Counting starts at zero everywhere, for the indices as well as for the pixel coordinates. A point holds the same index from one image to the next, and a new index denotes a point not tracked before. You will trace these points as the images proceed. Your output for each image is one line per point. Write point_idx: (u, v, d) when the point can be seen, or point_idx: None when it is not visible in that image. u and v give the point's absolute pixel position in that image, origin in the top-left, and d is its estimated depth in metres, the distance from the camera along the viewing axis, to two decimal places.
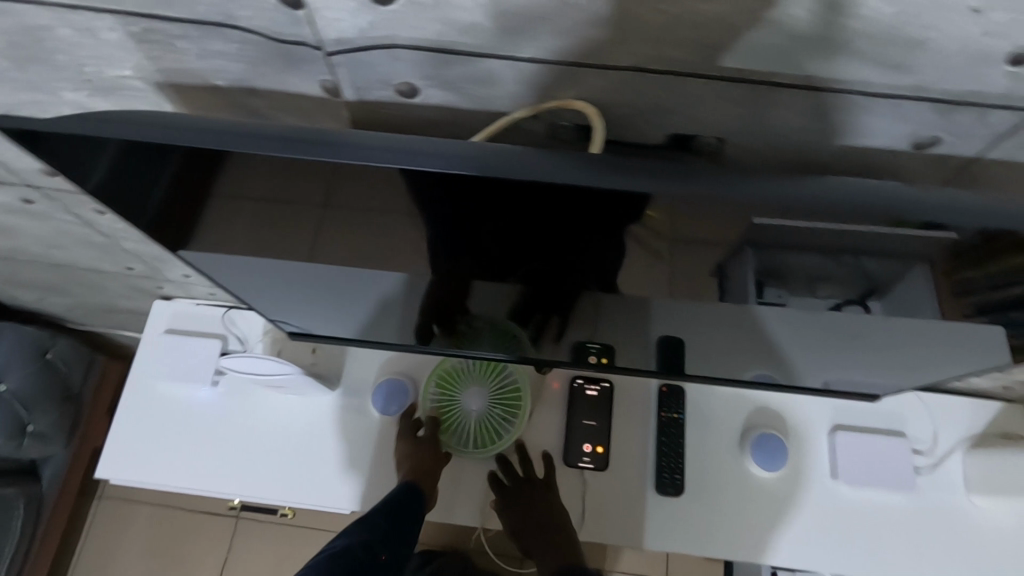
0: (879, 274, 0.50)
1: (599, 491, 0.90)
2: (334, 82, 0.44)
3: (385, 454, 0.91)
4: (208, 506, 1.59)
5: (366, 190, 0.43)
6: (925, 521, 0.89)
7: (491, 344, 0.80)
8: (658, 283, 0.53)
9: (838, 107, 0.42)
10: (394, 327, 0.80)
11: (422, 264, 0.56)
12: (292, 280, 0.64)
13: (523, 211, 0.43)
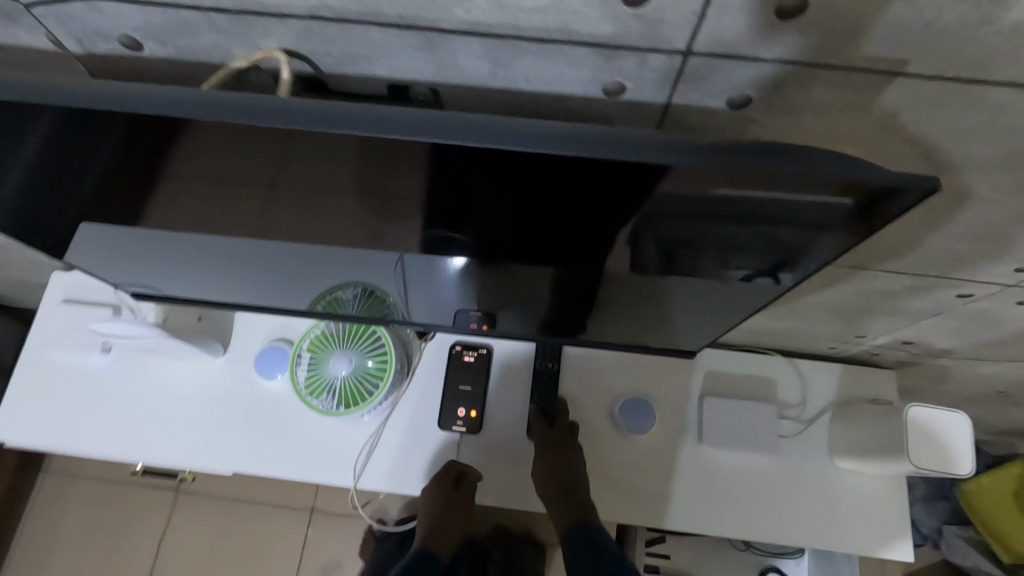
0: (786, 249, 0.52)
1: (502, 454, 0.92)
2: (58, 36, 0.50)
3: (275, 417, 0.93)
4: (151, 480, 1.63)
5: (322, 159, 0.44)
6: (797, 481, 0.90)
7: (391, 306, 0.81)
8: (579, 246, 0.55)
9: (498, 49, 0.45)
10: (311, 294, 0.81)
11: (359, 232, 0.59)
12: (212, 241, 0.65)
13: (476, 182, 0.45)
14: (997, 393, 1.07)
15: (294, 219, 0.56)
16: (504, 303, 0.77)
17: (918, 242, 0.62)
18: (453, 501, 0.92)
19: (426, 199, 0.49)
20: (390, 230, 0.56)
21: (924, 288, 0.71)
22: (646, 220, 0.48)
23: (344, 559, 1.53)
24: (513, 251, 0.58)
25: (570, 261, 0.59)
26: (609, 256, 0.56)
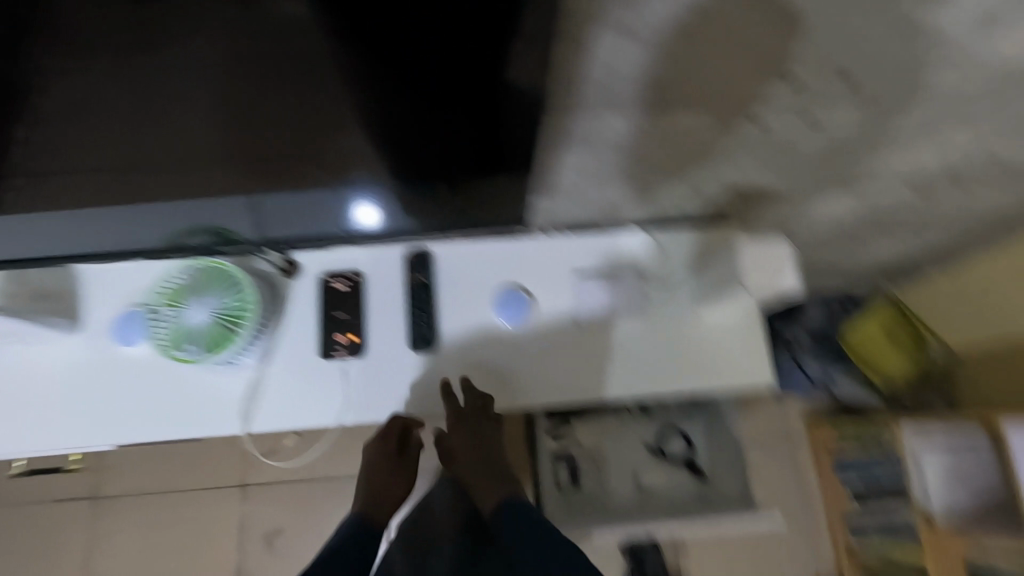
0: (612, 69, 0.58)
1: (390, 375, 0.92)
2: None
3: (146, 384, 0.89)
4: (61, 494, 1.52)
5: (190, 8, 0.45)
6: (665, 336, 0.97)
7: (266, 207, 0.81)
8: (446, 95, 0.58)
9: None
10: (186, 210, 0.80)
11: (234, 112, 0.60)
12: (76, 150, 0.63)
13: (344, 20, 0.47)
14: (844, 231, 1.17)
15: (188, 136, 0.63)
16: (377, 189, 0.79)
17: (710, 89, 0.62)
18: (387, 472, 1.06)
19: (299, 57, 0.52)
20: (266, 99, 0.58)
21: (740, 141, 0.75)
22: (502, 49, 0.52)
23: (284, 524, 1.52)
24: (392, 140, 0.67)
25: (442, 143, 0.69)
26: (473, 129, 0.66)
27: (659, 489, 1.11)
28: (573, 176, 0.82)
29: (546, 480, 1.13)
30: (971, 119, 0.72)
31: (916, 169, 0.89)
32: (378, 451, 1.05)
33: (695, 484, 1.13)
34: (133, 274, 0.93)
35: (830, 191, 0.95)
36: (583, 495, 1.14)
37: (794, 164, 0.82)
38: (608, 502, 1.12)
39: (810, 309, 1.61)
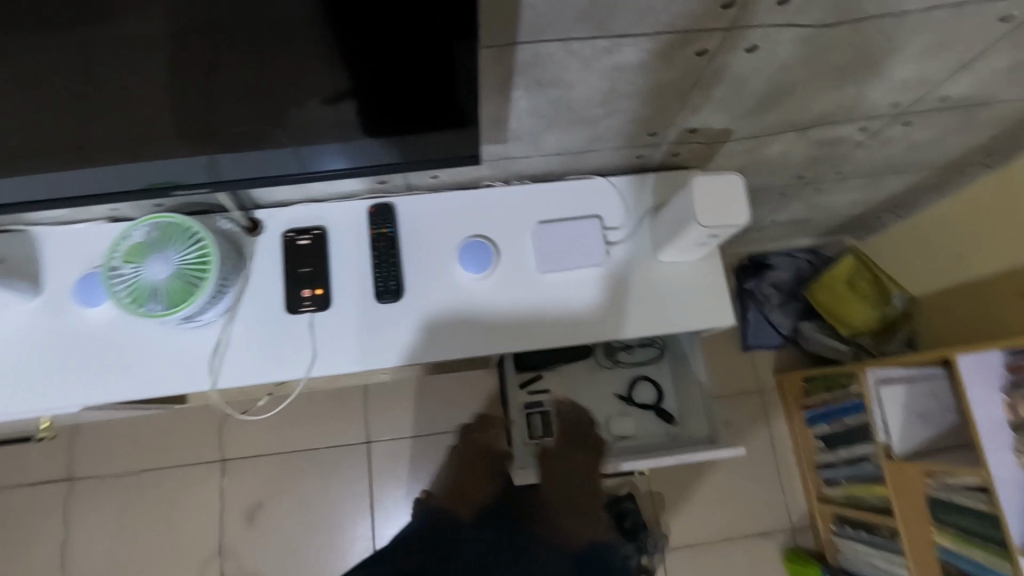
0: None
1: (354, 327, 0.93)
2: None
3: (109, 345, 0.89)
4: (38, 477, 1.51)
5: None
6: (628, 281, 0.99)
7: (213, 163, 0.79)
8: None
9: None
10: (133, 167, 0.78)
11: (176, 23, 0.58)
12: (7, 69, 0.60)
13: None
14: (797, 177, 1.20)
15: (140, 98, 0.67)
16: (330, 142, 0.79)
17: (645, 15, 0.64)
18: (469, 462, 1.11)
19: None
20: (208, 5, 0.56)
21: (687, 78, 0.77)
22: None
23: (265, 497, 1.53)
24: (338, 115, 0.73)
25: (385, 115, 0.74)
26: (414, 99, 0.72)
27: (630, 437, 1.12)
28: (525, 123, 0.83)
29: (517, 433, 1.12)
30: (901, 44, 0.76)
31: (861, 106, 0.91)
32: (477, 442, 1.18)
33: (664, 428, 1.15)
34: (92, 237, 0.92)
35: (781, 134, 0.97)
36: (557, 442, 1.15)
37: (742, 103, 0.84)
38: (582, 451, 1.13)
39: (777, 270, 1.68)
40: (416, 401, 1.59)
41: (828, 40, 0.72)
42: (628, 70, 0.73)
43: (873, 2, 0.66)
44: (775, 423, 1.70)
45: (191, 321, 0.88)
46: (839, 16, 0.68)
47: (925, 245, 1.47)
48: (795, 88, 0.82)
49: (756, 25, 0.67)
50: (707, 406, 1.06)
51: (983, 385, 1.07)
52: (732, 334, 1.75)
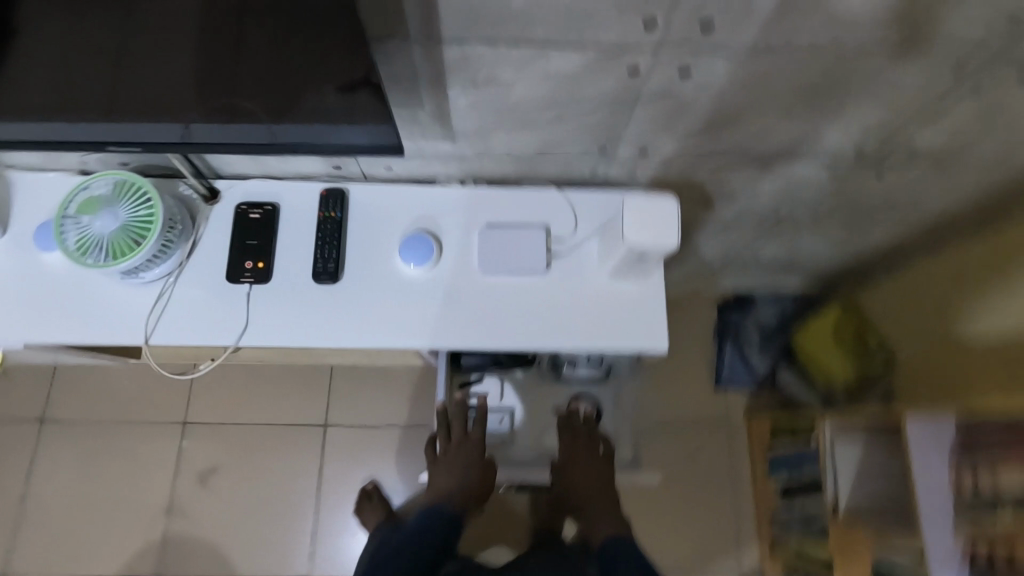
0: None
1: (289, 302, 0.95)
2: None
3: (57, 288, 0.94)
4: (7, 413, 1.55)
5: None
6: (567, 294, 0.98)
7: (178, 119, 0.83)
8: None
9: None
10: (98, 118, 0.83)
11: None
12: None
13: None
14: (771, 214, 1.18)
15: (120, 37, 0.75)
16: (281, 118, 0.83)
17: (571, 25, 0.66)
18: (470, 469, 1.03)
19: None
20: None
21: (627, 94, 0.78)
22: None
23: (219, 462, 1.54)
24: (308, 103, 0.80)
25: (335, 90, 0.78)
26: (364, 81, 0.78)
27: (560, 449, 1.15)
28: (472, 121, 0.85)
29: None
30: (847, 82, 0.75)
31: (820, 146, 0.90)
32: (462, 442, 1.04)
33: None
34: (63, 185, 0.98)
35: (740, 165, 0.96)
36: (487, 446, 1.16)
37: (688, 126, 0.84)
38: (511, 459, 1.14)
39: (759, 309, 1.63)
40: (377, 391, 1.60)
41: (765, 69, 0.72)
42: (562, 78, 0.74)
43: (805, 36, 0.66)
44: (737, 465, 1.63)
45: (134, 276, 0.92)
46: (771, 46, 0.68)
47: (908, 299, 1.36)
48: (741, 116, 0.82)
49: (685, 45, 0.68)
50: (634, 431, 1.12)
51: (933, 448, 1.02)
52: (707, 369, 1.71)
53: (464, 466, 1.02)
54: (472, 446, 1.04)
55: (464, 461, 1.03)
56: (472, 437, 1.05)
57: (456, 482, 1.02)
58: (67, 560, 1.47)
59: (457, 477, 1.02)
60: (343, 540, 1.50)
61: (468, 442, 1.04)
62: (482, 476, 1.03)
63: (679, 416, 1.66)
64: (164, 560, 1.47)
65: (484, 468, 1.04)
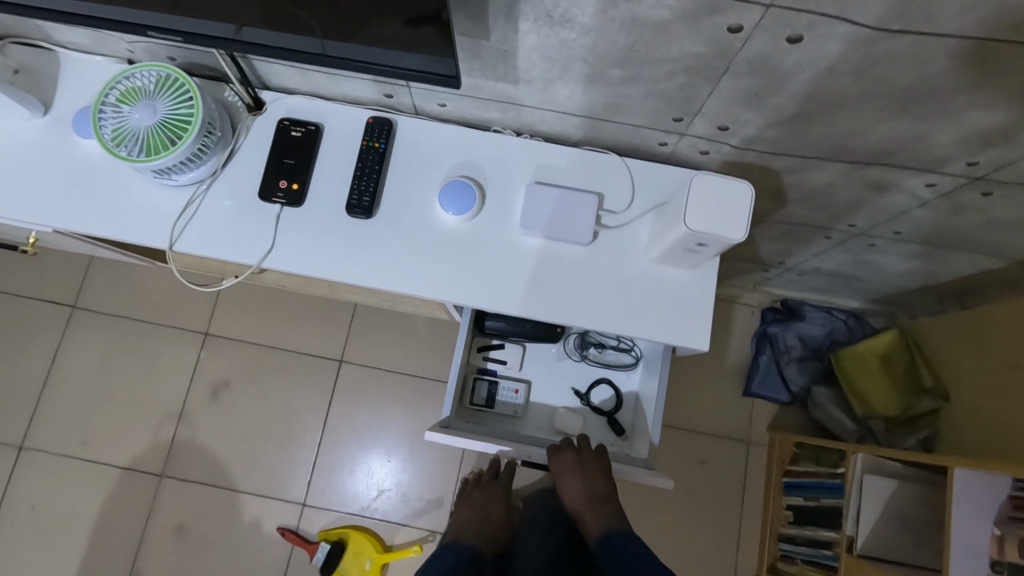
0: None
1: (311, 231, 0.91)
2: None
3: (89, 178, 0.91)
4: (43, 294, 1.58)
5: None
6: (611, 270, 0.91)
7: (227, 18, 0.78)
8: None
9: None
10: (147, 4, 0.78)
11: None
12: None
13: None
14: (845, 224, 1.07)
15: None
16: (334, 32, 0.76)
17: None
18: (489, 509, 1.16)
19: None
20: None
21: (718, 59, 0.69)
22: None
23: (231, 378, 1.55)
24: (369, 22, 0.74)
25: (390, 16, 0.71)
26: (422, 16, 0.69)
27: (571, 433, 1.09)
28: (540, 64, 0.78)
29: (460, 393, 1.10)
30: (981, 80, 0.64)
31: (923, 154, 0.79)
32: (488, 486, 1.21)
33: (611, 440, 1.10)
34: (108, 72, 0.95)
35: (827, 161, 0.86)
36: (497, 415, 1.12)
37: (779, 106, 0.75)
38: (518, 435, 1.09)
39: (808, 323, 1.52)
40: (395, 336, 1.58)
41: (888, 50, 0.62)
42: (647, 28, 0.66)
43: (946, 14, 0.56)
44: (751, 479, 1.56)
45: (166, 179, 0.89)
46: (904, 22, 0.58)
47: (980, 340, 1.22)
48: (842, 104, 0.72)
49: (800, 8, 0.59)
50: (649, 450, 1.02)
51: (976, 505, 0.93)
52: (738, 376, 1.62)
53: (487, 503, 1.18)
54: (494, 488, 1.21)
55: (488, 499, 1.18)
56: (495, 482, 1.22)
57: (477, 522, 1.13)
58: (80, 445, 1.51)
59: (478, 517, 1.15)
60: (340, 476, 1.51)
61: (492, 486, 1.22)
62: (502, 515, 1.17)
63: (700, 417, 1.59)
64: (170, 461, 1.51)
65: (504, 507, 1.18)
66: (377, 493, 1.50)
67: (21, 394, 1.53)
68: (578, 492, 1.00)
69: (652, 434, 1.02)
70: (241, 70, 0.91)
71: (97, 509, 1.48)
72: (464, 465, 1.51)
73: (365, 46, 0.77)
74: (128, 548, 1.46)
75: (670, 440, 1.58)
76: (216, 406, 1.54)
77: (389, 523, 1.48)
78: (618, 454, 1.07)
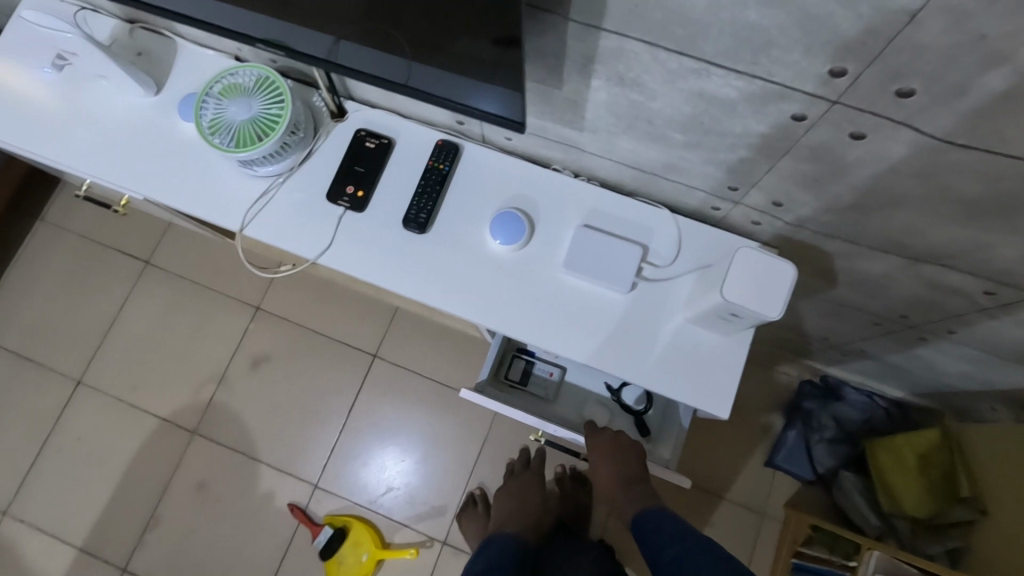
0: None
1: (360, 227, 0.97)
2: None
3: (184, 155, 1.01)
4: (124, 247, 1.73)
5: None
6: (645, 319, 0.92)
7: (326, 42, 0.85)
8: None
9: None
10: (256, 19, 0.87)
11: None
12: None
13: None
14: (897, 315, 1.04)
15: None
16: (418, 66, 0.82)
17: (743, 53, 0.60)
18: (527, 494, 1.22)
19: None
20: None
21: (781, 142, 0.70)
22: None
23: (272, 354, 1.64)
24: (446, 60, 0.77)
25: (471, 63, 0.76)
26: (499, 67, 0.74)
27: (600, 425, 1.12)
28: (606, 118, 0.81)
29: (498, 366, 1.15)
30: None
31: (985, 264, 0.77)
32: (524, 477, 1.27)
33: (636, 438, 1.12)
34: (216, 65, 1.05)
35: (883, 252, 0.84)
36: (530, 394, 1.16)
37: (837, 192, 0.75)
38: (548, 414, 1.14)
39: (846, 403, 1.47)
40: (430, 341, 1.63)
41: (956, 160, 0.61)
42: (714, 103, 0.68)
43: (1019, 139, 0.56)
44: (760, 554, 1.51)
45: (249, 168, 0.97)
46: (972, 138, 0.58)
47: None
48: (903, 202, 0.71)
49: (867, 108, 0.60)
50: (678, 435, 1.05)
51: None
52: (763, 444, 1.57)
53: (524, 491, 1.22)
54: (529, 478, 1.26)
55: (524, 487, 1.23)
56: (530, 472, 1.28)
57: (517, 505, 1.19)
58: (129, 390, 1.63)
59: (517, 503, 1.20)
60: (355, 465, 1.57)
61: (528, 477, 1.27)
62: (539, 500, 1.22)
63: (716, 480, 1.56)
64: (204, 421, 1.60)
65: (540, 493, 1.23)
66: (386, 489, 1.55)
67: (89, 333, 1.67)
68: (614, 469, 1.01)
69: (681, 419, 1.04)
70: (330, 81, 0.98)
71: (133, 452, 1.59)
72: (472, 480, 1.53)
73: (444, 77, 0.82)
74: (154, 493, 1.56)
75: (682, 496, 1.55)
76: (255, 377, 1.63)
77: (392, 520, 1.52)
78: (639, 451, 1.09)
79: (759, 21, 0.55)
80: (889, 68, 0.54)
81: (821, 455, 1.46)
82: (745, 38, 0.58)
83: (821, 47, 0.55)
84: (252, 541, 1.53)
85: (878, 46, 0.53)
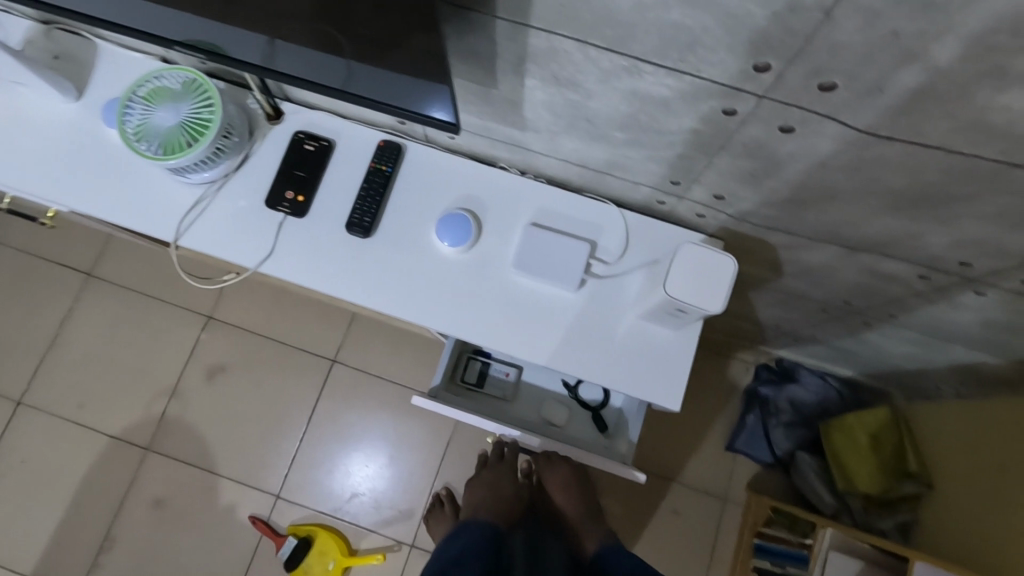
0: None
1: (298, 233, 0.94)
2: None
3: (111, 163, 0.96)
4: (64, 258, 1.65)
5: None
6: (595, 316, 0.92)
7: (252, 43, 0.82)
8: None
9: None
10: (178, 20, 0.82)
11: None
12: None
13: None
14: (842, 301, 1.06)
15: None
16: (351, 66, 0.80)
17: (671, 50, 0.59)
18: (501, 485, 1.15)
19: None
20: None
21: (716, 137, 0.70)
22: None
23: (226, 363, 1.59)
24: (377, 60, 0.75)
25: (402, 61, 0.73)
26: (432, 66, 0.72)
27: (560, 423, 1.12)
28: (545, 116, 0.79)
29: (453, 369, 1.13)
30: (971, 194, 0.63)
31: (917, 250, 0.78)
32: (497, 467, 1.20)
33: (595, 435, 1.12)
34: (143, 66, 1.00)
35: (822, 242, 0.86)
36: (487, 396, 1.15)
37: (774, 186, 0.75)
38: (506, 415, 1.13)
39: (800, 386, 1.50)
40: (390, 344, 1.60)
41: (880, 153, 0.62)
42: (648, 100, 0.68)
43: (937, 132, 0.56)
44: (723, 536, 1.54)
45: (180, 175, 0.93)
46: (894, 131, 0.58)
47: (969, 435, 1.20)
48: (836, 194, 0.72)
49: (794, 103, 0.60)
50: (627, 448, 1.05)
51: None
52: (724, 430, 1.60)
53: (496, 483, 1.16)
54: (502, 469, 1.20)
55: (497, 480, 1.17)
56: (505, 462, 1.22)
57: (489, 498, 1.13)
58: (76, 408, 1.56)
59: (491, 495, 1.13)
60: (317, 473, 1.54)
61: (500, 467, 1.21)
62: (513, 491, 1.15)
63: (680, 467, 1.58)
64: (157, 436, 1.55)
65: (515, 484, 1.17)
66: (351, 495, 1.52)
67: (30, 349, 1.59)
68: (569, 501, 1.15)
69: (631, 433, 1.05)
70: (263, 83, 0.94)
71: (83, 472, 1.53)
72: (437, 481, 1.52)
73: (378, 77, 0.79)
74: (107, 513, 1.50)
75: (648, 484, 1.57)
76: (209, 388, 1.58)
77: (358, 527, 1.50)
78: (596, 447, 1.09)
79: (682, 19, 0.55)
80: (810, 64, 0.54)
81: (778, 437, 1.49)
82: (670, 36, 0.57)
83: (743, 45, 0.55)
84: (214, 556, 1.49)
85: (798, 43, 0.53)
